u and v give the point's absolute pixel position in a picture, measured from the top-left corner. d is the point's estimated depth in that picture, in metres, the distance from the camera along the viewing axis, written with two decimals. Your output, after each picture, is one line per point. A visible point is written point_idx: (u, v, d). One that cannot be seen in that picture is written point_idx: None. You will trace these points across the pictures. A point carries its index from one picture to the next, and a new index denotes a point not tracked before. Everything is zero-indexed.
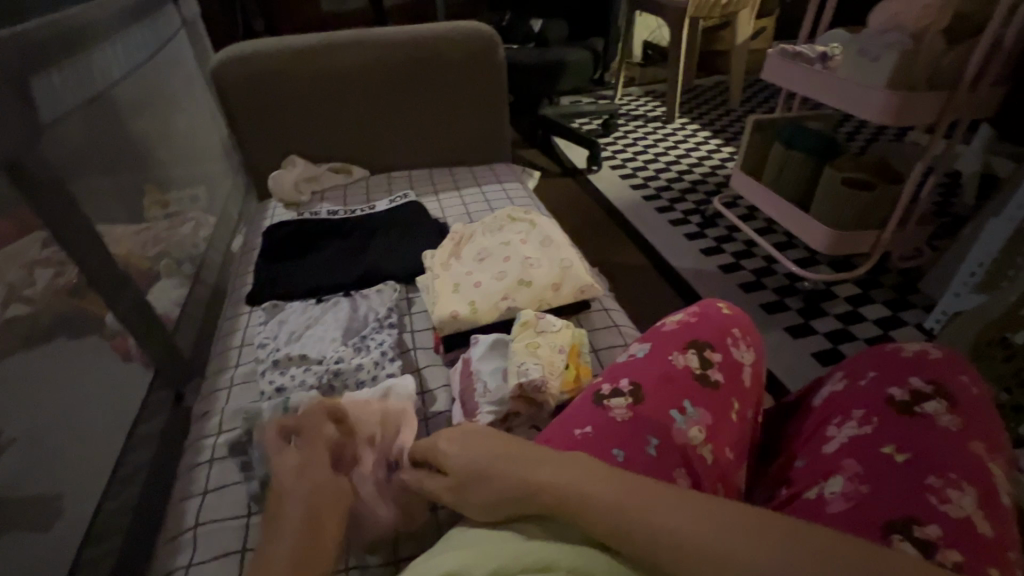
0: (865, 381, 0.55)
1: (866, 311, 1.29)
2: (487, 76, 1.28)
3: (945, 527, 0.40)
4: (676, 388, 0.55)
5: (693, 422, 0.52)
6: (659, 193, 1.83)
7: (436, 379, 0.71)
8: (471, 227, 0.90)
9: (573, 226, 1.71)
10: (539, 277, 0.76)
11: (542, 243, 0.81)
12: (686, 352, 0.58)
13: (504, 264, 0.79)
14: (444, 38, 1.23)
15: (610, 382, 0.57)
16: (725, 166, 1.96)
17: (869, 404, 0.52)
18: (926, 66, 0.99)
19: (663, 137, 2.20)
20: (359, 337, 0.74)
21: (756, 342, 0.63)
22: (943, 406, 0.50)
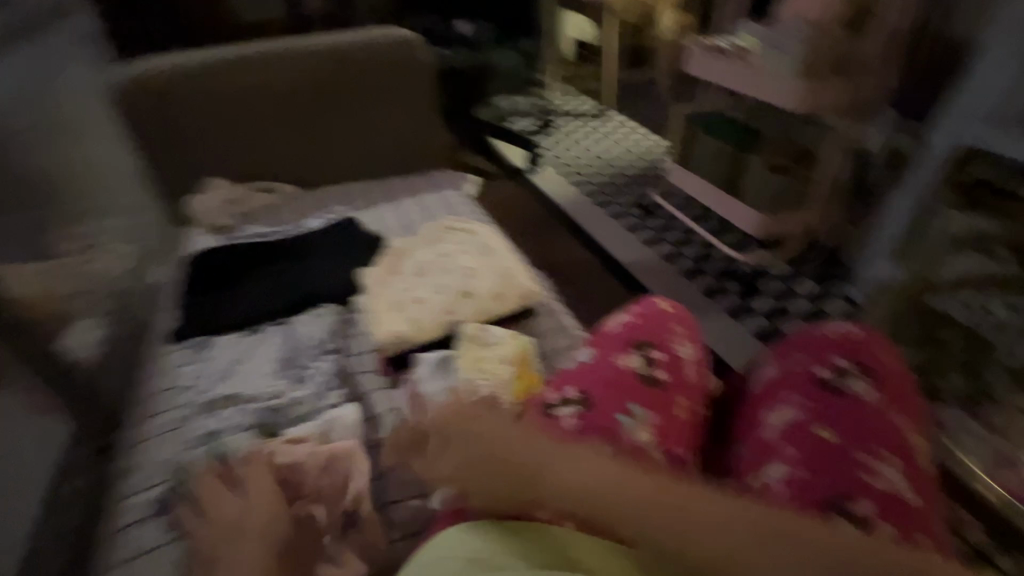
0: (795, 364, 0.55)
1: (799, 290, 1.40)
2: (413, 75, 1.27)
3: (878, 502, 0.40)
4: (621, 391, 0.53)
5: (640, 423, 0.50)
6: (605, 194, 1.87)
7: (382, 403, 0.66)
8: (410, 240, 0.88)
9: (523, 233, 1.72)
10: (479, 288, 0.76)
11: (482, 252, 0.81)
12: (628, 354, 0.57)
13: (444, 276, 0.78)
14: (370, 46, 1.23)
15: (556, 392, 0.55)
16: (658, 159, 2.04)
17: (802, 386, 0.51)
18: (825, 55, 1.21)
19: (604, 135, 2.25)
20: (295, 367, 0.71)
21: (695, 336, 0.63)
22: (867, 384, 0.50)
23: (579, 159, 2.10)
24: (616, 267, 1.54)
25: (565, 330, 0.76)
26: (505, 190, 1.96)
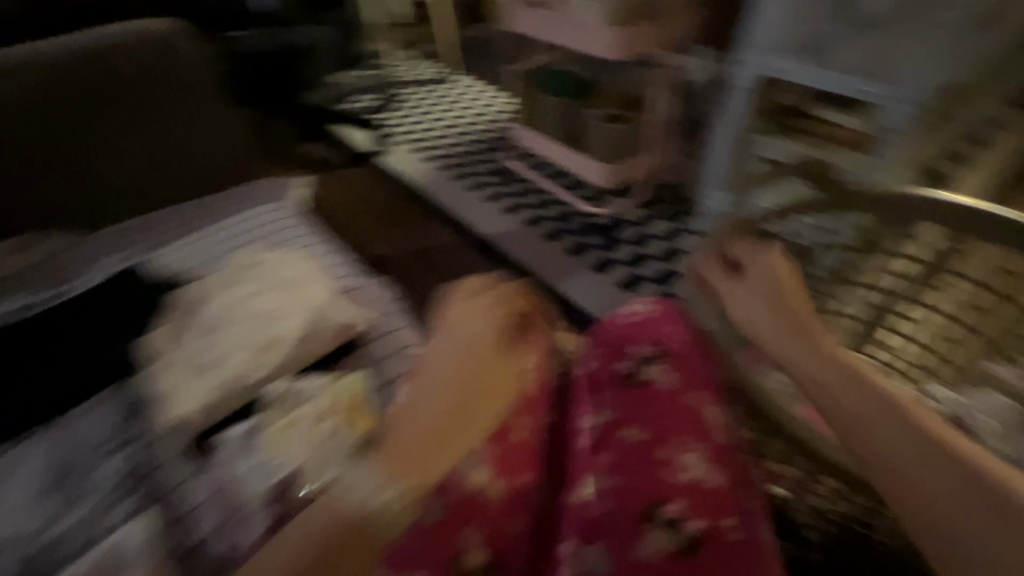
0: (601, 360, 0.61)
1: (653, 230, 1.45)
2: (188, 83, 1.10)
3: (691, 499, 0.46)
4: (450, 426, 0.50)
5: (475, 463, 0.48)
6: (456, 163, 1.80)
7: (198, 492, 0.59)
8: (206, 287, 0.79)
9: (379, 223, 1.61)
10: (290, 330, 0.71)
11: (290, 290, 0.77)
12: (457, 377, 0.54)
13: (249, 324, 0.73)
14: (135, 51, 1.04)
15: (380, 440, 0.52)
16: (503, 117, 2.00)
17: (611, 385, 0.57)
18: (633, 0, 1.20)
19: (448, 99, 2.15)
20: (69, 486, 0.60)
21: (535, 338, 0.62)
22: (663, 367, 0.58)
23: (427, 131, 1.99)
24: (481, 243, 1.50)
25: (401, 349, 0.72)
26: (354, 179, 1.81)
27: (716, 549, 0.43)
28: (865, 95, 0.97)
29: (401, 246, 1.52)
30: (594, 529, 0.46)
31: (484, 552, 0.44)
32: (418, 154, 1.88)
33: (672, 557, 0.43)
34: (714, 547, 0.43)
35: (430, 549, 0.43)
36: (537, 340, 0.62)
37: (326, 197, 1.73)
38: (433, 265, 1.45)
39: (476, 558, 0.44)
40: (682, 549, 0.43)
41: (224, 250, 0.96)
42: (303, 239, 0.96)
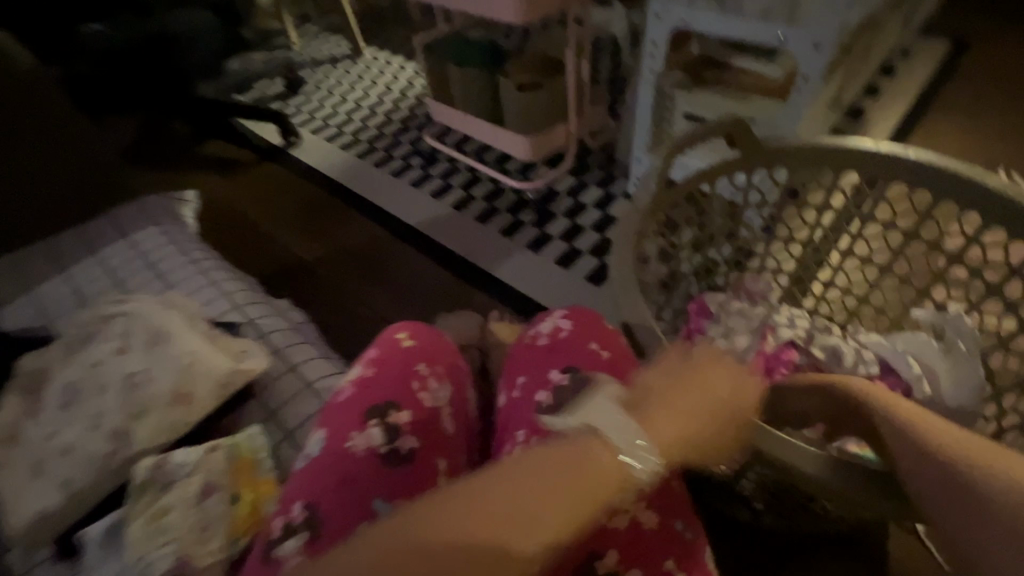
0: (517, 389, 0.51)
1: (586, 199, 1.40)
2: (23, 91, 0.89)
3: (622, 551, 0.47)
4: (358, 489, 0.46)
5: None
6: (373, 145, 1.69)
7: None
8: (47, 357, 0.55)
9: (296, 221, 1.51)
10: (156, 400, 0.50)
11: (149, 344, 0.53)
12: (366, 429, 0.49)
13: (100, 401, 0.50)
14: None
15: (282, 515, 0.46)
16: (418, 88, 1.87)
17: (527, 423, 0.47)
18: None
19: (360, 74, 2.00)
20: None
21: (452, 367, 0.57)
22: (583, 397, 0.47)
23: (340, 115, 1.84)
24: (412, 234, 1.41)
25: (308, 388, 0.58)
26: (268, 177, 1.67)
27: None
28: (784, 40, 0.92)
29: (325, 247, 1.42)
30: None
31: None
32: (332, 139, 1.75)
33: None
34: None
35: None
36: (451, 364, 0.57)
37: (239, 203, 1.59)
38: (360, 259, 1.37)
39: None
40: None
41: (89, 293, 0.75)
42: (191, 258, 0.77)
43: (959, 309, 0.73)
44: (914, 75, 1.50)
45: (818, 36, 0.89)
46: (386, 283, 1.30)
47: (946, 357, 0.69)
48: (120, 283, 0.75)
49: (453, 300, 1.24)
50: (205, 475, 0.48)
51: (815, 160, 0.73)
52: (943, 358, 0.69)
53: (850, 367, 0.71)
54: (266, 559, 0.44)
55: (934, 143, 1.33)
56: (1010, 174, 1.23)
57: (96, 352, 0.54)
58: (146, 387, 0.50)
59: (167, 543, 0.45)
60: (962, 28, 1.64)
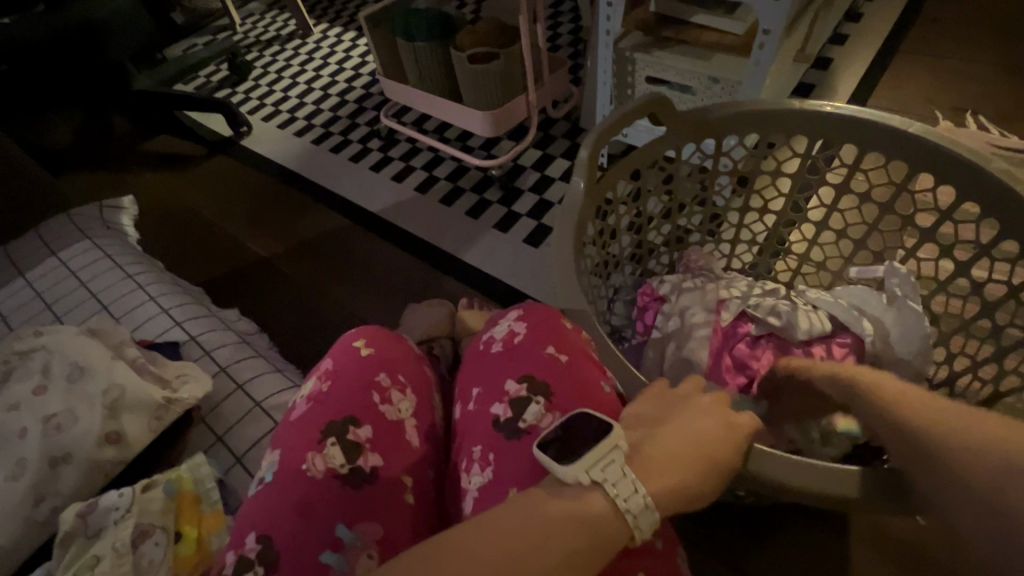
0: (472, 402, 0.48)
1: (552, 172, 1.35)
2: None
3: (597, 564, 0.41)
4: (320, 516, 0.39)
5: (356, 555, 0.38)
6: (329, 129, 1.61)
7: None
8: None
9: (252, 216, 1.44)
10: (81, 442, 0.46)
11: (68, 381, 0.48)
12: (325, 447, 0.42)
13: (12, 447, 0.45)
14: None
15: (233, 550, 0.39)
16: (372, 64, 1.77)
17: (483, 436, 0.44)
18: None
19: (310, 53, 1.89)
20: None
21: (413, 374, 0.50)
22: (541, 407, 0.44)
23: (291, 99, 1.74)
24: (375, 222, 1.35)
25: (258, 407, 0.55)
26: (219, 171, 1.59)
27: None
28: None
29: (285, 242, 1.36)
30: None
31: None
32: (285, 126, 1.67)
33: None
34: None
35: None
36: (415, 372, 0.51)
37: (192, 201, 1.52)
38: (322, 251, 1.32)
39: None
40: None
41: (16, 320, 0.70)
42: (127, 274, 0.72)
43: (912, 262, 0.73)
44: (879, 21, 1.46)
45: None
46: (351, 275, 1.26)
47: (890, 307, 0.70)
48: (50, 305, 0.70)
49: (421, 290, 1.20)
50: (140, 518, 0.44)
51: (774, 124, 0.69)
52: (887, 309, 0.70)
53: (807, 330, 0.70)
54: None
55: (901, 92, 1.30)
56: (977, 120, 1.21)
57: (10, 393, 0.48)
58: (76, 428, 0.46)
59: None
60: None
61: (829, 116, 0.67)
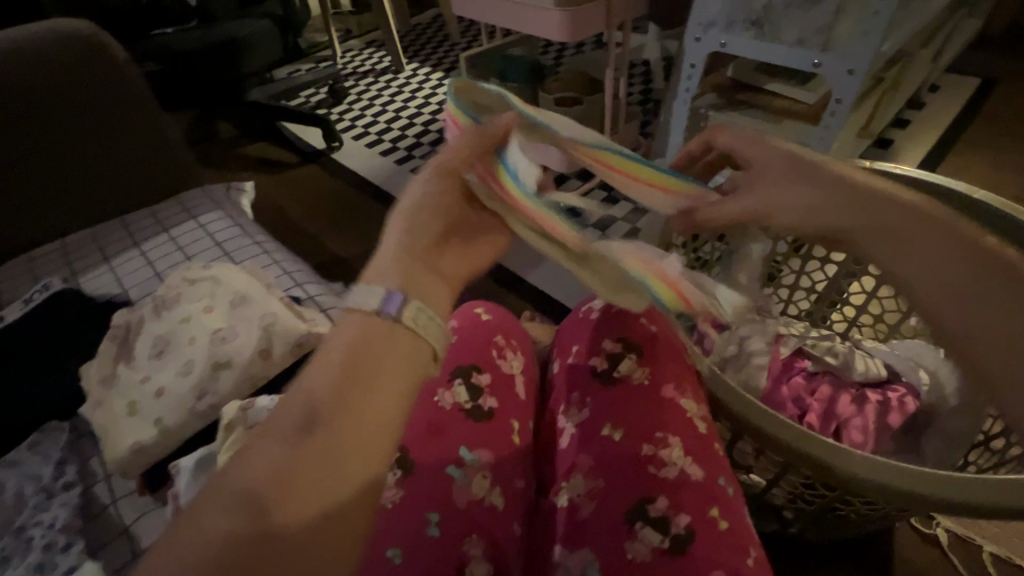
0: (572, 358, 0.56)
1: None
2: (109, 82, 0.94)
3: (672, 495, 0.44)
4: (448, 437, 0.49)
5: (473, 472, 0.47)
6: (411, 153, 1.77)
7: (155, 532, 0.50)
8: (138, 309, 0.62)
9: (334, 220, 1.58)
10: (239, 353, 0.55)
11: (231, 304, 0.58)
12: (451, 387, 0.51)
13: (188, 350, 0.56)
14: (23, 52, 0.87)
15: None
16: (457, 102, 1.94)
17: (580, 384, 0.53)
18: None
19: (401, 87, 2.08)
20: (9, 533, 0.50)
21: (523, 342, 0.59)
22: (633, 361, 0.52)
23: (380, 124, 1.93)
24: None
25: None
26: (309, 179, 1.75)
27: (707, 542, 0.42)
28: (818, 65, 0.92)
29: (361, 246, 1.48)
30: (583, 534, 0.45)
31: (489, 564, 0.44)
32: (372, 146, 1.83)
33: (663, 552, 0.42)
34: (706, 539, 0.42)
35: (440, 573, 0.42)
36: (521, 338, 0.60)
37: (282, 201, 1.67)
38: None
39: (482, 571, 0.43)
40: (674, 544, 0.42)
41: (160, 269, 0.81)
42: (257, 243, 0.83)
43: None
44: (941, 111, 1.53)
45: (854, 62, 0.88)
46: None
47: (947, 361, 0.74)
48: (190, 257, 0.82)
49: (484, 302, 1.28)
50: None
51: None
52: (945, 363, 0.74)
53: (863, 373, 0.76)
54: None
55: (963, 177, 1.36)
56: None
57: (185, 309, 0.59)
58: (236, 342, 0.55)
59: None
60: (990, 68, 1.68)
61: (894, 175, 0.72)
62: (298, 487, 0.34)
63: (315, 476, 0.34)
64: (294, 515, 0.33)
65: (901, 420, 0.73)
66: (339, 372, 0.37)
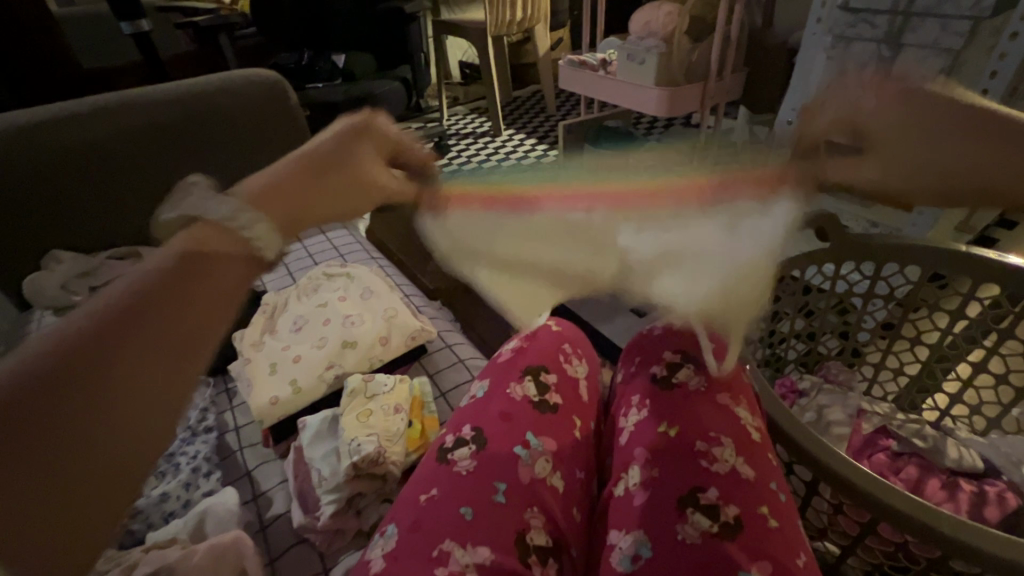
0: (633, 367, 0.63)
1: None
2: (280, 119, 1.15)
3: (722, 486, 0.48)
4: (517, 423, 0.55)
5: (539, 453, 0.53)
6: None
7: (270, 478, 0.67)
8: (283, 294, 0.85)
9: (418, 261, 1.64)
10: (362, 336, 0.76)
11: (361, 297, 0.81)
12: (523, 381, 0.59)
13: (323, 328, 0.78)
14: (224, 87, 1.09)
15: (452, 433, 0.55)
16: (548, 158, 1.94)
17: (642, 388, 0.59)
18: (681, 61, 1.14)
19: (498, 148, 2.06)
20: (164, 457, 0.68)
21: (588, 353, 0.66)
22: (689, 370, 0.58)
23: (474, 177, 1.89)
24: None
25: (462, 362, 0.79)
26: None
27: (756, 533, 0.45)
28: None
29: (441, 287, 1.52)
30: (637, 520, 0.49)
31: (548, 536, 0.48)
32: None
33: (713, 535, 0.45)
34: (757, 531, 0.45)
35: (508, 534, 0.47)
36: (588, 353, 0.67)
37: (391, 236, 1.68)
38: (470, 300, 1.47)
39: (542, 540, 0.48)
40: (724, 530, 0.45)
41: (290, 271, 0.96)
42: (371, 262, 0.97)
43: None
44: None
45: None
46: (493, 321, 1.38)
47: None
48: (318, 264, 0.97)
49: None
50: (396, 394, 0.69)
51: (942, 265, 0.70)
52: None
53: (956, 460, 0.71)
54: (438, 465, 0.53)
55: None
56: None
57: (325, 298, 0.82)
58: (360, 327, 0.77)
59: (371, 434, 0.63)
60: None
61: (996, 266, 0.67)
62: (46, 441, 0.28)
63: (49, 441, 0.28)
64: (84, 491, 0.29)
65: (1002, 517, 0.65)
66: (103, 314, 0.31)
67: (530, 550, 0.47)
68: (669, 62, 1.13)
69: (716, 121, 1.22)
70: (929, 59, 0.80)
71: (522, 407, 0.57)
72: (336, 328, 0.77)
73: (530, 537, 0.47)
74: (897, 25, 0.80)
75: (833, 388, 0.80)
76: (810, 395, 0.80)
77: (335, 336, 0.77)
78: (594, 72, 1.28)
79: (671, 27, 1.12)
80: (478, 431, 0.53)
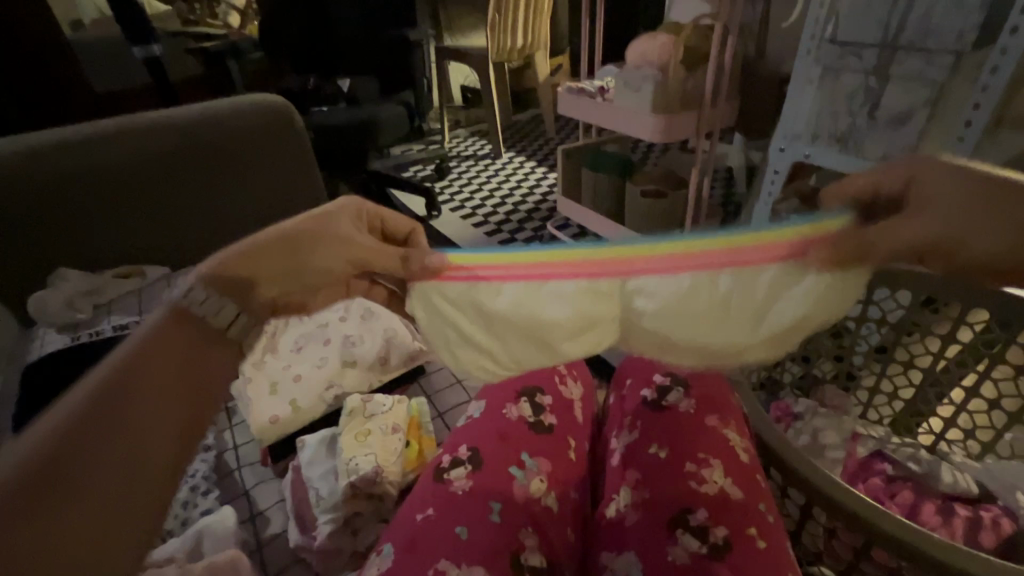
0: (626, 389, 0.64)
1: None
2: (290, 146, 1.18)
3: (711, 508, 0.49)
4: (512, 444, 0.56)
5: (533, 473, 0.54)
6: (499, 227, 1.74)
7: (268, 497, 0.67)
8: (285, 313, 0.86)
9: None
10: (363, 357, 0.77)
11: (362, 318, 0.82)
12: (519, 402, 0.60)
13: (324, 348, 0.79)
14: (234, 113, 1.12)
15: (449, 452, 0.56)
16: (547, 181, 1.98)
17: (633, 410, 0.60)
18: (677, 90, 1.17)
19: (498, 171, 2.10)
20: None
21: (584, 375, 0.67)
22: (680, 393, 0.59)
23: (474, 199, 1.91)
24: None
25: (460, 383, 0.80)
26: None
27: (743, 555, 0.45)
28: None
29: None
30: (628, 540, 0.50)
31: (541, 556, 0.49)
32: (464, 216, 1.82)
33: (703, 556, 0.46)
34: (744, 553, 0.45)
35: (501, 551, 0.47)
36: (583, 374, 0.68)
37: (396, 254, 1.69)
38: None
39: (535, 560, 0.48)
40: (713, 551, 0.46)
41: None
42: None
43: None
44: None
45: None
46: None
47: None
48: None
49: None
50: (395, 414, 0.70)
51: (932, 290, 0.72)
52: None
53: (950, 484, 0.72)
54: (434, 484, 0.54)
55: None
56: None
57: (325, 318, 0.83)
58: (361, 347, 0.79)
59: (369, 453, 0.64)
60: None
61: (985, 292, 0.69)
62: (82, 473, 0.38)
63: (113, 451, 0.40)
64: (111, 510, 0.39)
65: (997, 543, 0.65)
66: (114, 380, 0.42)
67: (523, 570, 0.47)
68: (665, 91, 1.16)
69: (711, 147, 1.25)
70: (915, 91, 0.82)
71: (518, 427, 0.58)
72: (336, 348, 0.79)
73: (524, 557, 0.48)
74: (884, 60, 0.83)
75: (828, 411, 0.80)
76: (805, 417, 0.80)
77: (336, 356, 0.78)
78: (592, 99, 1.32)
79: (667, 57, 1.15)
80: (474, 451, 0.54)
